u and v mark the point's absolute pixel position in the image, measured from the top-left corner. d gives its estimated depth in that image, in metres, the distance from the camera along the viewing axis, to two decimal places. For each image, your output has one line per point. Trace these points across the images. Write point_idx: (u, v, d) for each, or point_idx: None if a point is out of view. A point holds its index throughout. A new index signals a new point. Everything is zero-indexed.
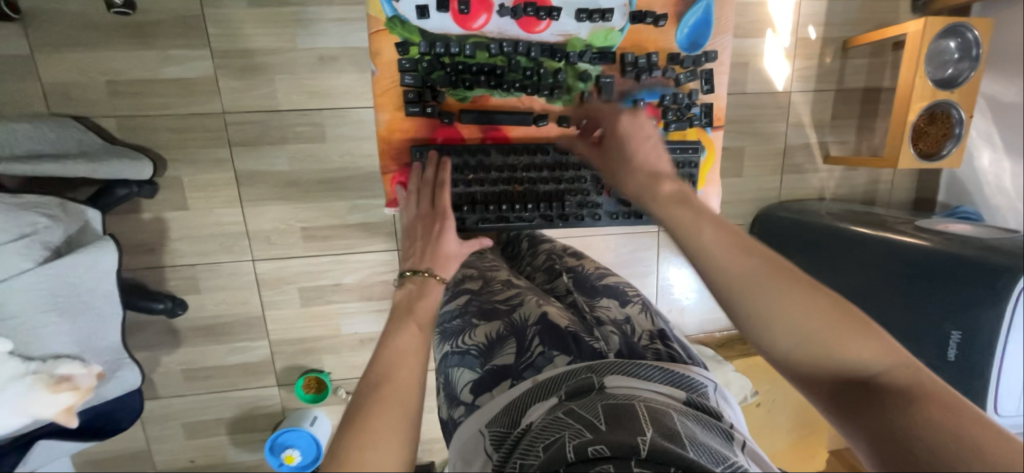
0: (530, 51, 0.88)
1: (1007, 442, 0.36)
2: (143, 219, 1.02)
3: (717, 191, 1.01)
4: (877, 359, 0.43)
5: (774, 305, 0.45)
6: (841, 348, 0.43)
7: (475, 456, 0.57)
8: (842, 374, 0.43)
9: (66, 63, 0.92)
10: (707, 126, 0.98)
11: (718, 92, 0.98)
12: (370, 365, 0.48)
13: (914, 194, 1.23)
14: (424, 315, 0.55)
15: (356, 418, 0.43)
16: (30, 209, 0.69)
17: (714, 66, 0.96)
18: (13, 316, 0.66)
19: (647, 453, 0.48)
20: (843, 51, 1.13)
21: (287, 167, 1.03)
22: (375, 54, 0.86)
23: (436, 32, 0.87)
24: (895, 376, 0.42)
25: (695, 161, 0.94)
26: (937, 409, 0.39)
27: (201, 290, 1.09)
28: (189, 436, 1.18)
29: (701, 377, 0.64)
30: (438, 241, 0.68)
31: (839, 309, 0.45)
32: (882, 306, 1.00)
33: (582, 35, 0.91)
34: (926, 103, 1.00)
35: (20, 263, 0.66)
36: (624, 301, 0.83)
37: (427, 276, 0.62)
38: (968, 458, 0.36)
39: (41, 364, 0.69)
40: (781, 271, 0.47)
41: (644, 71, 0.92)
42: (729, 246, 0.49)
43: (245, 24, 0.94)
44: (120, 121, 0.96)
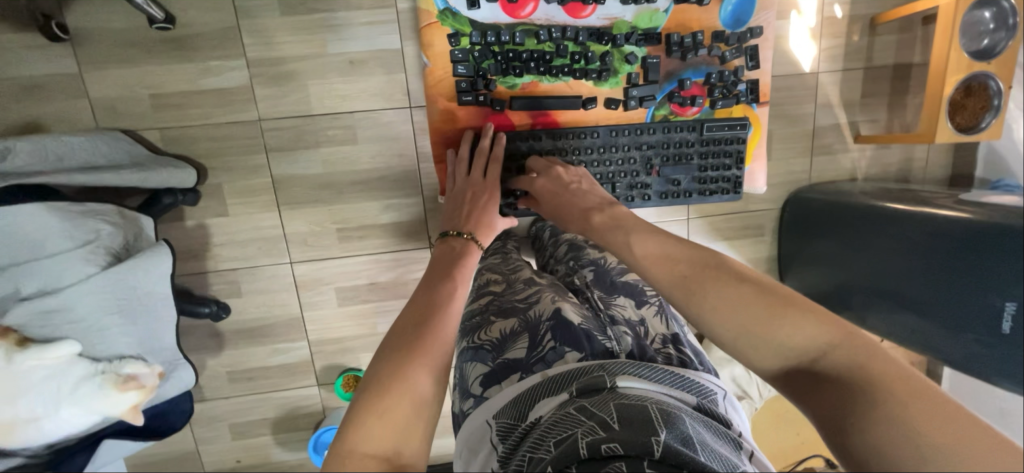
0: (577, 35, 0.89)
1: (924, 396, 0.42)
2: (187, 226, 1.06)
3: (764, 167, 1.01)
4: (812, 337, 0.48)
5: (708, 304, 0.53)
6: (775, 334, 0.49)
7: (481, 444, 0.59)
8: (785, 354, 0.49)
9: (112, 79, 0.96)
10: (754, 103, 0.96)
11: (763, 68, 0.97)
12: (416, 302, 0.57)
13: (950, 171, 1.20)
14: (462, 273, 0.64)
15: (403, 345, 0.51)
16: (92, 217, 0.74)
17: (759, 42, 0.94)
18: (82, 319, 0.70)
19: (660, 454, 0.48)
20: (870, 28, 1.12)
21: (321, 170, 1.06)
22: (428, 47, 0.88)
23: (486, 22, 0.88)
24: (829, 356, 0.47)
25: (743, 137, 0.94)
26: (864, 386, 0.44)
27: (243, 294, 1.12)
28: (235, 437, 1.21)
29: (711, 383, 0.65)
30: (481, 209, 0.80)
31: (770, 297, 0.51)
32: (926, 284, 0.97)
33: (627, 17, 0.91)
34: (962, 76, 0.98)
35: (85, 268, 0.71)
36: (641, 301, 0.82)
37: (467, 240, 0.72)
38: (890, 420, 0.41)
39: (108, 364, 0.73)
40: (711, 271, 0.55)
41: (690, 50, 0.92)
42: (658, 259, 0.58)
43: (279, 33, 0.97)
44: (163, 132, 1.00)
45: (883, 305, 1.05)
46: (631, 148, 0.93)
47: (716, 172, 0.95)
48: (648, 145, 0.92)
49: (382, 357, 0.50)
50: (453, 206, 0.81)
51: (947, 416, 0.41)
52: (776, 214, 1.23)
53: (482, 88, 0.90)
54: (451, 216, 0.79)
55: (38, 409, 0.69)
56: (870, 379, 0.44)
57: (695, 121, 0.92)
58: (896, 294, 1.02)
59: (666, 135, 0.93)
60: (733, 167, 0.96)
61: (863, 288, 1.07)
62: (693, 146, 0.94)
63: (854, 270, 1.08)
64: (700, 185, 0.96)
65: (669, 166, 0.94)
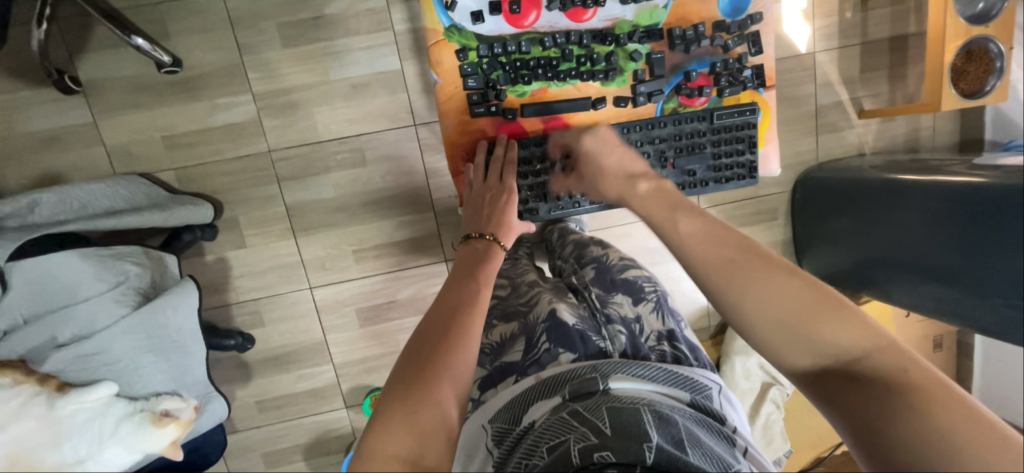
0: (581, 38, 0.89)
1: (969, 419, 0.40)
2: (207, 261, 1.08)
3: (777, 150, 0.99)
4: (855, 339, 0.46)
5: (749, 294, 0.50)
6: (818, 330, 0.47)
7: (477, 450, 0.60)
8: (822, 353, 0.47)
9: (126, 125, 0.99)
10: (760, 87, 0.96)
11: (767, 52, 0.95)
12: (439, 304, 0.56)
13: (957, 137, 1.20)
14: (485, 274, 0.64)
15: (429, 347, 0.50)
16: (121, 259, 0.76)
17: (761, 27, 0.93)
18: (119, 359, 0.73)
19: (652, 460, 0.48)
20: (863, 4, 1.12)
21: (334, 194, 1.07)
22: (436, 65, 0.88)
23: (491, 35, 0.88)
24: (870, 364, 0.45)
25: (753, 122, 0.95)
26: (908, 400, 0.42)
27: (266, 322, 1.13)
28: (269, 465, 1.22)
29: (705, 379, 0.64)
30: (500, 210, 0.81)
31: (817, 292, 0.49)
32: (950, 252, 0.96)
33: (628, 17, 0.91)
34: (962, 41, 0.98)
35: (119, 309, 0.74)
36: (638, 297, 0.79)
37: (491, 240, 0.74)
38: (941, 433, 0.40)
39: (145, 402, 0.75)
40: (754, 257, 0.52)
41: (692, 43, 0.92)
42: (703, 240, 0.55)
43: (283, 64, 1.00)
44: (179, 172, 1.02)
45: (907, 277, 1.04)
46: (644, 143, 0.93)
47: (730, 158, 0.96)
48: (660, 139, 0.93)
49: (408, 358, 0.50)
50: (472, 212, 0.83)
51: (993, 439, 0.39)
52: (788, 197, 1.24)
53: (492, 99, 0.90)
54: (474, 219, 0.80)
55: (82, 451, 0.64)
56: (916, 388, 0.42)
57: (705, 111, 0.93)
58: (919, 265, 1.01)
59: (678, 128, 0.93)
60: (746, 152, 0.96)
61: (881, 260, 1.07)
62: (704, 135, 0.94)
63: (874, 244, 1.08)
64: (715, 173, 0.96)
65: (683, 157, 0.94)
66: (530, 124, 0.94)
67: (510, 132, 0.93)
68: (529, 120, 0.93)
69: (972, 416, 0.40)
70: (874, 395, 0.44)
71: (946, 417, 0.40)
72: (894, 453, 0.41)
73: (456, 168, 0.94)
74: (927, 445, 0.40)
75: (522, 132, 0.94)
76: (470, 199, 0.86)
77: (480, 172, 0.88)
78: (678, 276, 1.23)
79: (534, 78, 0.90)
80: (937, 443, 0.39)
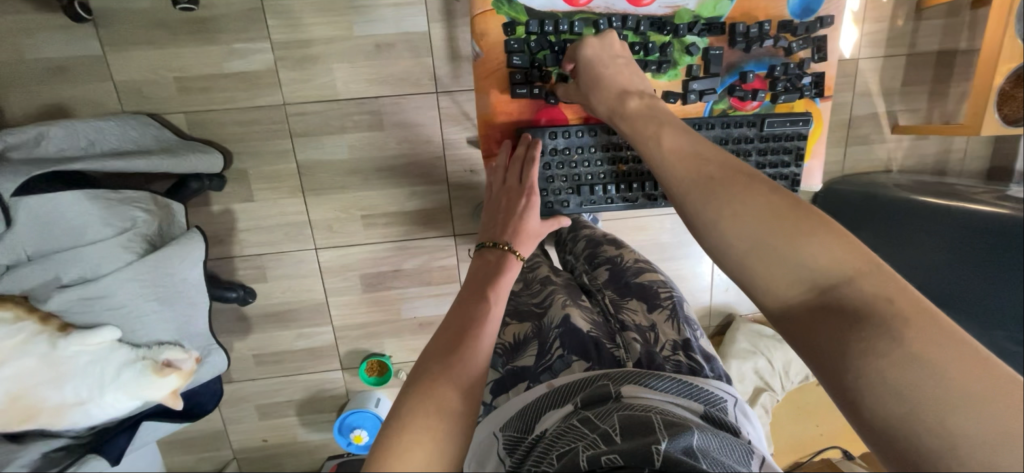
0: (638, 25, 0.85)
1: (943, 339, 0.37)
2: (213, 211, 1.06)
3: (822, 166, 0.97)
4: (834, 261, 0.43)
5: (723, 211, 0.48)
6: (793, 250, 0.45)
7: (487, 458, 0.58)
8: (800, 277, 0.44)
9: (136, 61, 0.94)
10: (817, 97, 0.92)
11: (830, 60, 0.91)
12: (445, 329, 0.55)
13: (988, 163, 1.17)
14: (497, 291, 0.63)
15: (433, 373, 0.49)
16: (127, 204, 0.73)
17: (828, 32, 0.89)
18: (123, 305, 0.72)
19: (661, 464, 0.47)
20: (917, 12, 1.07)
21: (347, 156, 1.04)
22: (481, 37, 0.85)
23: (543, 10, 0.84)
24: (852, 284, 0.42)
25: (805, 133, 0.91)
26: (881, 319, 0.40)
27: (269, 279, 1.12)
28: (262, 417, 1.24)
29: (721, 391, 0.63)
30: (517, 214, 0.77)
31: (799, 213, 0.46)
32: (972, 277, 0.96)
33: (690, 6, 0.87)
34: (1016, 64, 0.94)
35: (123, 255, 0.71)
36: (654, 304, 0.79)
37: (505, 251, 0.71)
38: (910, 348, 0.37)
39: (148, 350, 0.75)
40: (737, 176, 0.50)
41: (754, 42, 0.88)
42: (685, 155, 0.54)
43: (305, 14, 0.95)
44: (189, 116, 0.99)
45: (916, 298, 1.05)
46: None
47: (774, 168, 0.92)
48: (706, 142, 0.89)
49: (413, 385, 0.48)
50: (489, 216, 0.79)
51: (964, 361, 0.36)
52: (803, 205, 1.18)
53: (536, 80, 0.86)
54: (489, 226, 0.77)
55: (83, 393, 0.71)
56: (892, 308, 0.40)
57: (756, 116, 0.89)
58: (931, 290, 1.01)
59: (725, 131, 0.89)
60: (792, 164, 0.92)
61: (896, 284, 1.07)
62: (752, 142, 0.90)
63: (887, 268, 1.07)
64: None
65: None
66: (571, 111, 0.90)
67: (550, 118, 0.89)
68: (571, 107, 0.89)
69: (946, 338, 0.38)
70: (848, 315, 0.41)
71: (918, 330, 0.38)
72: (854, 373, 0.39)
73: (489, 149, 0.91)
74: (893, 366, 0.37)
75: (563, 119, 0.90)
76: (489, 202, 0.82)
77: (501, 173, 0.83)
78: (687, 275, 1.22)
79: None
80: (904, 361, 0.37)
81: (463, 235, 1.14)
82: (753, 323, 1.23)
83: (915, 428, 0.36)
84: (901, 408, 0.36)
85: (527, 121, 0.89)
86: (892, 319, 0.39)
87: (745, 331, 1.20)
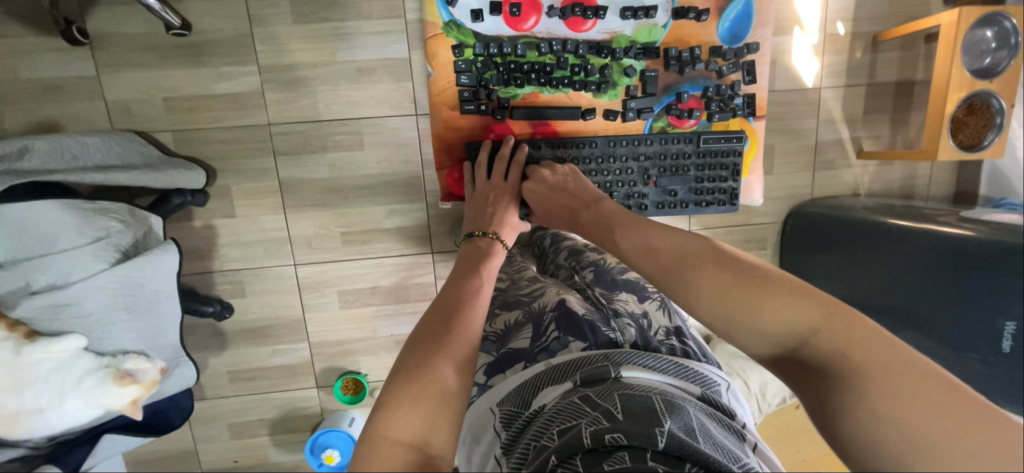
0: (577, 48, 0.97)
1: (902, 376, 0.42)
2: (194, 226, 1.08)
3: (761, 180, 1.08)
4: (800, 323, 0.48)
5: (686, 295, 0.54)
6: (760, 321, 0.50)
7: (485, 431, 0.59)
8: (772, 339, 0.50)
9: (128, 82, 0.99)
10: (749, 116, 1.05)
11: (760, 82, 1.04)
12: (442, 299, 0.57)
13: (953, 188, 1.20)
14: (487, 270, 0.66)
15: (434, 334, 0.51)
16: (103, 215, 0.75)
17: (756, 57, 1.02)
18: (89, 313, 0.73)
19: (664, 445, 0.48)
20: (873, 45, 1.13)
21: (328, 174, 1.08)
22: (433, 57, 0.98)
23: (489, 34, 0.97)
24: (814, 341, 0.47)
25: (739, 150, 1.00)
26: (846, 372, 0.44)
27: (246, 294, 1.13)
28: (234, 436, 1.22)
29: (714, 375, 0.64)
30: (503, 209, 0.84)
31: (753, 285, 0.51)
32: (933, 303, 0.96)
33: (626, 32, 0.99)
34: (964, 93, 0.99)
35: (95, 264, 0.73)
36: (643, 295, 0.81)
37: (492, 238, 0.75)
38: (872, 396, 0.42)
39: (112, 359, 0.76)
40: (687, 259, 0.56)
41: (687, 64, 1.00)
42: (641, 251, 0.61)
43: (291, 40, 1.00)
44: (175, 134, 1.02)
45: (884, 321, 1.04)
46: (629, 159, 0.98)
47: (712, 183, 1.02)
48: (645, 156, 0.98)
49: (413, 345, 0.50)
50: (476, 209, 0.86)
51: (927, 397, 0.40)
52: (776, 228, 1.23)
53: (483, 97, 0.98)
54: (477, 218, 0.83)
55: (42, 400, 0.72)
56: (867, 361, 0.43)
57: (692, 133, 0.99)
58: (898, 311, 1.01)
59: (663, 147, 0.99)
60: (729, 179, 1.02)
61: (862, 305, 1.07)
62: (689, 158, 1.00)
63: (858, 285, 1.07)
64: (696, 196, 1.02)
65: (665, 177, 1.00)
66: (518, 126, 1.02)
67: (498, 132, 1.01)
68: (518, 123, 1.01)
69: (908, 379, 0.42)
70: (819, 369, 0.46)
71: (881, 377, 0.42)
72: (834, 419, 0.44)
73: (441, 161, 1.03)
74: (878, 407, 0.41)
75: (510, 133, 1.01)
76: (474, 198, 0.89)
77: (484, 169, 0.93)
78: None
79: (527, 82, 0.98)
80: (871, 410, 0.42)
81: (441, 252, 1.16)
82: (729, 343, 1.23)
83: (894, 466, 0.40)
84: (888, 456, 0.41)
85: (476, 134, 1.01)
86: (867, 372, 0.43)
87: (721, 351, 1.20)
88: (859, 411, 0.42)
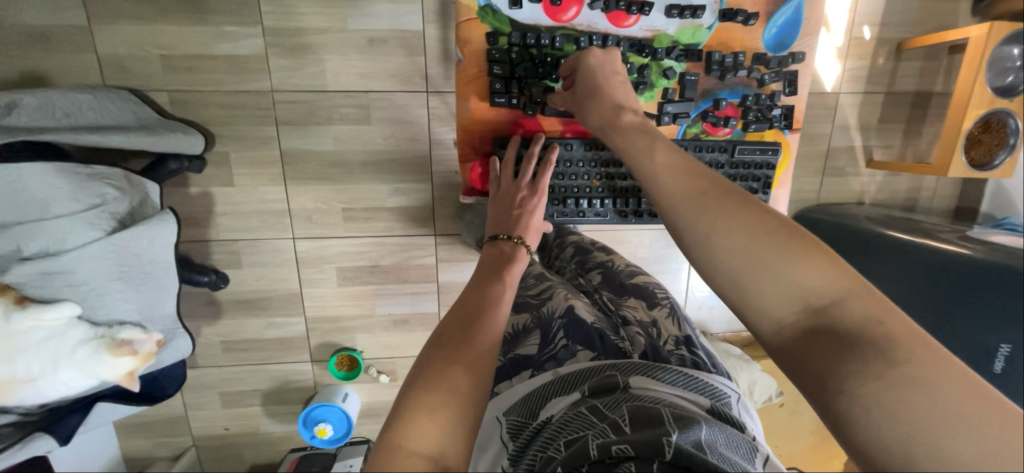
0: (618, 44, 0.93)
1: (935, 360, 0.35)
2: (190, 193, 1.04)
3: (788, 195, 1.06)
4: (827, 283, 0.41)
5: (717, 228, 0.46)
6: (784, 269, 0.42)
7: (491, 439, 0.58)
8: (787, 299, 0.42)
9: (122, 35, 0.93)
10: (785, 128, 1.02)
11: (800, 94, 1.01)
12: (463, 303, 0.57)
13: (956, 203, 1.21)
14: (510, 277, 0.65)
15: (453, 342, 0.51)
16: (98, 181, 0.72)
17: (799, 67, 0.99)
18: (84, 282, 0.71)
19: (671, 456, 0.48)
20: (897, 53, 1.11)
21: (332, 148, 1.04)
22: (464, 43, 0.91)
23: (527, 22, 0.91)
24: (843, 304, 0.39)
25: (772, 162, 1.00)
26: (871, 339, 0.37)
27: (242, 265, 1.11)
28: (226, 405, 1.22)
29: (725, 386, 0.63)
30: (530, 210, 0.80)
31: (787, 233, 0.44)
32: (927, 318, 0.99)
33: (669, 31, 0.95)
34: (983, 111, 0.98)
35: (90, 232, 0.70)
36: (652, 302, 0.78)
37: (517, 243, 0.72)
38: (904, 366, 0.34)
39: (107, 329, 0.74)
40: (724, 193, 0.49)
41: (729, 70, 0.97)
42: (678, 172, 0.53)
43: (299, 2, 0.94)
44: (172, 95, 0.97)
45: None
46: None
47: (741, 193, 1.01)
48: None
49: (430, 349, 0.50)
50: (501, 210, 0.81)
51: (962, 385, 0.33)
52: None
53: (515, 91, 0.93)
54: (501, 218, 0.78)
55: (35, 369, 0.70)
56: (895, 336, 0.36)
57: (728, 143, 0.98)
58: None
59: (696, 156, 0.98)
60: (759, 191, 1.01)
61: None
62: (722, 167, 0.99)
63: None
64: None
65: None
66: (548, 123, 0.98)
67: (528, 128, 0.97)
68: (549, 119, 0.97)
69: (940, 361, 0.35)
70: (834, 335, 0.38)
71: (911, 350, 0.35)
72: (841, 388, 0.36)
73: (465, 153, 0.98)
74: (890, 392, 0.34)
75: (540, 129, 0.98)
76: (497, 196, 0.85)
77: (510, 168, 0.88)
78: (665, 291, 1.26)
79: (563, 77, 0.94)
80: (898, 383, 0.34)
81: (444, 235, 1.14)
82: (723, 341, 1.26)
83: (901, 449, 0.33)
84: (895, 435, 0.33)
85: (504, 128, 0.97)
86: (897, 344, 0.36)
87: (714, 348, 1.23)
88: (877, 383, 0.35)
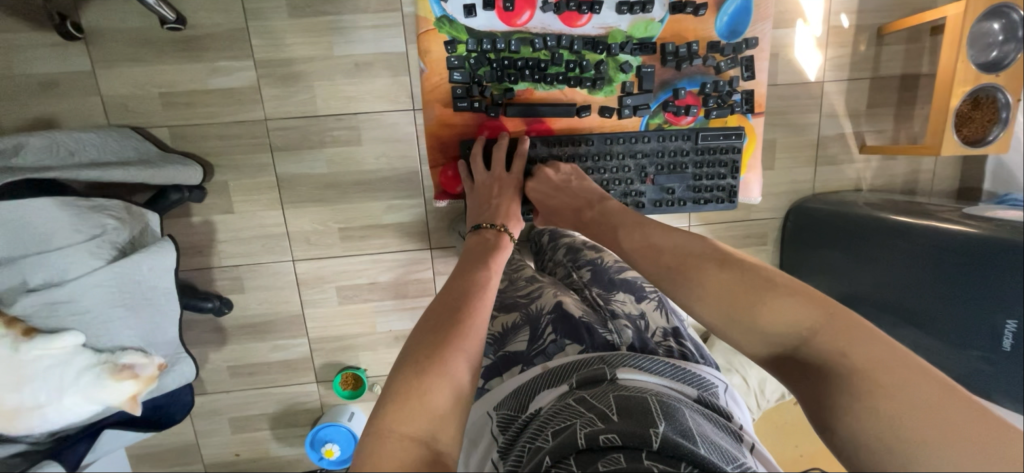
0: (572, 44, 0.97)
1: (898, 373, 0.42)
2: (193, 222, 1.08)
3: (759, 178, 1.10)
4: (798, 320, 0.49)
5: (691, 294, 0.56)
6: (758, 316, 0.51)
7: (481, 436, 0.59)
8: (770, 339, 0.51)
9: (124, 77, 0.98)
10: (748, 113, 1.06)
11: (759, 78, 1.05)
12: (451, 289, 0.57)
13: (958, 183, 1.19)
14: (494, 263, 0.66)
15: (442, 328, 0.51)
16: (99, 212, 0.75)
17: (755, 52, 1.03)
18: (88, 310, 0.73)
19: (659, 445, 0.48)
20: (878, 38, 1.11)
21: (326, 170, 1.07)
22: (425, 54, 1.00)
23: (483, 30, 0.97)
24: (811, 339, 0.48)
25: (737, 146, 1.01)
26: (840, 369, 0.45)
27: (245, 290, 1.13)
28: (235, 430, 1.23)
29: (711, 376, 0.63)
30: (508, 200, 0.87)
31: (752, 285, 0.53)
32: (936, 299, 0.95)
33: (622, 27, 1.00)
34: (970, 87, 0.97)
35: (91, 262, 0.73)
36: (641, 296, 0.80)
37: (500, 230, 0.76)
38: (871, 389, 0.42)
39: (109, 355, 0.77)
40: (686, 258, 0.59)
41: (684, 60, 1.00)
42: (643, 252, 0.63)
43: (287, 34, 0.99)
44: (172, 130, 1.02)
45: (887, 318, 1.03)
46: (626, 156, 0.99)
47: (710, 180, 1.02)
48: (642, 154, 0.98)
49: (422, 335, 0.51)
50: (481, 203, 0.87)
51: (926, 394, 0.41)
52: (777, 224, 1.21)
53: (476, 94, 1.00)
54: (481, 208, 0.85)
55: (42, 397, 0.73)
56: (866, 360, 0.44)
57: (689, 130, 0.99)
58: (898, 307, 1.01)
59: (660, 145, 0.99)
60: (727, 176, 1.02)
61: (865, 302, 1.05)
62: (687, 155, 1.00)
63: (857, 280, 1.06)
64: (694, 193, 1.02)
65: (663, 175, 1.00)
66: (512, 124, 1.04)
67: (491, 129, 1.03)
68: (512, 120, 1.03)
69: (907, 378, 0.42)
70: (817, 367, 0.47)
71: (877, 372, 0.43)
72: (834, 411, 0.44)
73: (435, 159, 1.07)
74: (875, 406, 0.42)
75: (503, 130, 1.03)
76: (476, 191, 0.92)
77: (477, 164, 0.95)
78: None
79: (521, 78, 0.99)
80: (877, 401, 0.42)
81: (440, 249, 1.15)
82: None
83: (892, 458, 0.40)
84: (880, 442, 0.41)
85: (470, 131, 1.04)
86: (868, 367, 0.44)
87: (720, 347, 1.17)
88: (854, 404, 0.43)
